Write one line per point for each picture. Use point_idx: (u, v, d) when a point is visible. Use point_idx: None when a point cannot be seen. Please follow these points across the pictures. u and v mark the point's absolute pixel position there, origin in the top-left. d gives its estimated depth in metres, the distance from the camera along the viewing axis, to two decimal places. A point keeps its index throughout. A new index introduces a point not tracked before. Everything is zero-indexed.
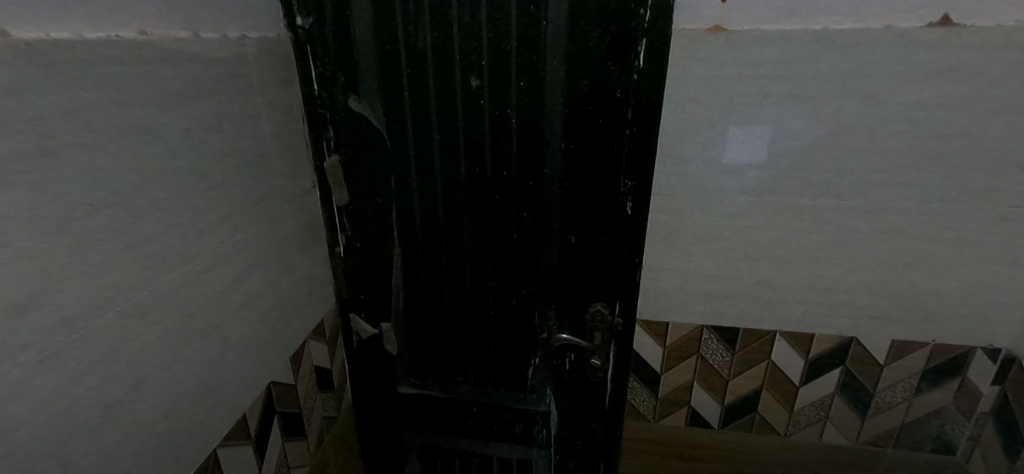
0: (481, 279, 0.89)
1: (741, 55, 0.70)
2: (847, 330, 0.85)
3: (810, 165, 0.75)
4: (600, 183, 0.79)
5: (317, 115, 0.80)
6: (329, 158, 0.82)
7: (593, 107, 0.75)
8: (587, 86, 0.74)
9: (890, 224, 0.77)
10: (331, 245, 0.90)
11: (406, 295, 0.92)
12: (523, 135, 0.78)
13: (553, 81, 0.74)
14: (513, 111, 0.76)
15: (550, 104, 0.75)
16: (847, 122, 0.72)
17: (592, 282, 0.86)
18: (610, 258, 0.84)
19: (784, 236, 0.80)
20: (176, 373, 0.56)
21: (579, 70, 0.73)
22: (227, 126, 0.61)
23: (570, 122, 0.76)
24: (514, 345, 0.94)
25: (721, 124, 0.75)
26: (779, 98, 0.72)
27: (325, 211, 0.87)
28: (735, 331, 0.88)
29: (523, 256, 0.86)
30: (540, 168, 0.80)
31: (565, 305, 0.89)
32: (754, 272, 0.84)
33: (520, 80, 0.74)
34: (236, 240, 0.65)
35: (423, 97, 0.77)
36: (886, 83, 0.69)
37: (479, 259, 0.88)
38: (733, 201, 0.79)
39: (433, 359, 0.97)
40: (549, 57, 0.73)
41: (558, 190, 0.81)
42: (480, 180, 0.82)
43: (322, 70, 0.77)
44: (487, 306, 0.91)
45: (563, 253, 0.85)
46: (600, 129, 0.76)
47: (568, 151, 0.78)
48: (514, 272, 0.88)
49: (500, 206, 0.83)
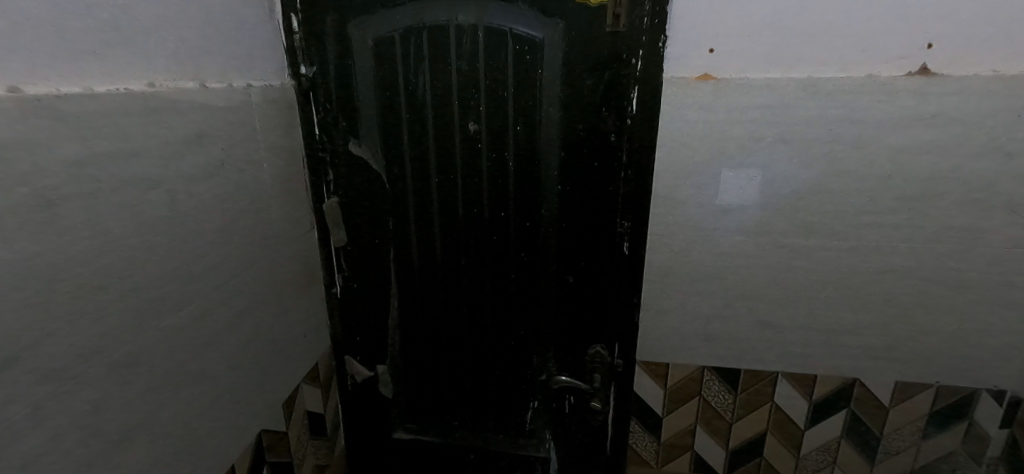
0: (479, 320, 0.88)
1: (730, 102, 0.72)
2: (849, 370, 0.84)
3: (803, 206, 0.76)
4: (597, 224, 0.80)
5: (317, 158, 0.81)
6: (328, 200, 0.83)
7: (589, 150, 0.76)
8: (583, 131, 0.76)
9: (885, 265, 0.77)
10: (328, 286, 0.89)
11: (403, 337, 0.91)
12: (520, 178, 0.79)
13: (549, 125, 0.76)
14: (511, 154, 0.78)
15: (546, 147, 0.77)
16: (838, 164, 0.73)
17: (590, 323, 0.86)
18: (609, 298, 0.84)
19: (781, 276, 0.80)
20: (167, 422, 0.55)
21: (574, 115, 0.75)
22: (229, 172, 0.62)
23: (567, 165, 0.78)
24: (513, 387, 0.92)
25: (713, 168, 0.76)
26: (770, 142, 0.73)
27: (323, 252, 0.87)
28: (736, 373, 0.87)
29: (522, 297, 0.86)
30: (537, 209, 0.81)
31: (564, 346, 0.88)
32: (753, 313, 0.83)
33: (517, 125, 0.76)
34: (233, 283, 0.64)
35: (422, 142, 0.79)
36: (872, 128, 0.71)
37: (477, 301, 0.87)
38: (728, 242, 0.79)
39: (430, 402, 0.95)
40: (545, 103, 0.75)
41: (556, 231, 0.81)
42: (478, 222, 0.82)
43: (323, 115, 0.79)
44: (485, 348, 0.90)
45: (561, 293, 0.85)
46: (596, 172, 0.78)
47: (565, 193, 0.79)
48: (513, 313, 0.87)
49: (498, 247, 0.83)
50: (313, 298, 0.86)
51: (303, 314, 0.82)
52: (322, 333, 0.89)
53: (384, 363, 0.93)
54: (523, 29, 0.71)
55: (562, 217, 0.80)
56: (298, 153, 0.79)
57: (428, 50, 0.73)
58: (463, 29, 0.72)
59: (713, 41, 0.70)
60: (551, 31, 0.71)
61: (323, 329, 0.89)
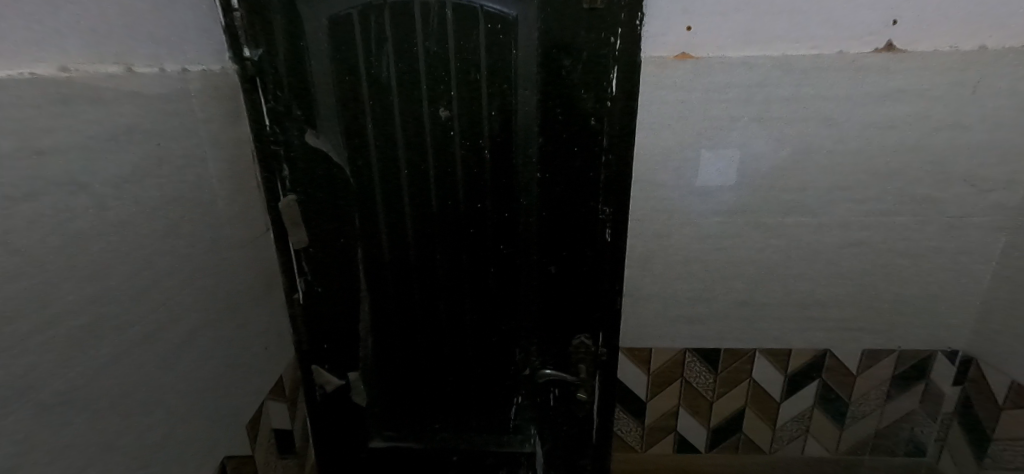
0: (458, 318, 0.84)
1: (708, 81, 0.71)
2: (821, 342, 0.87)
3: (778, 185, 0.76)
4: (578, 211, 0.78)
5: (269, 152, 0.72)
6: (285, 198, 0.75)
7: (568, 136, 0.73)
8: (561, 114, 0.72)
9: (855, 239, 0.79)
10: (289, 293, 0.81)
11: (375, 341, 0.85)
12: (497, 166, 0.75)
13: (526, 110, 0.72)
14: (486, 142, 0.73)
15: (524, 133, 0.73)
16: (811, 142, 0.74)
17: (574, 313, 0.84)
18: (592, 287, 0.82)
19: (758, 255, 0.81)
20: (113, 466, 0.47)
21: (551, 98, 0.71)
22: (168, 171, 0.54)
23: (546, 151, 0.74)
24: (496, 385, 0.88)
25: (692, 149, 0.74)
26: (747, 121, 0.73)
27: (281, 256, 0.78)
28: (716, 352, 0.88)
29: (503, 291, 0.82)
30: (516, 199, 0.77)
31: (547, 339, 0.85)
32: (731, 293, 0.84)
33: (492, 111, 0.72)
34: (182, 298, 0.56)
35: (390, 131, 0.72)
36: (843, 105, 0.72)
37: (455, 298, 0.82)
38: (708, 224, 0.79)
39: (408, 407, 0.90)
40: (520, 86, 0.71)
41: (536, 221, 0.78)
42: (454, 215, 0.77)
43: (274, 104, 0.70)
44: (465, 347, 0.86)
45: (543, 285, 0.82)
46: (576, 157, 0.75)
47: (545, 181, 0.76)
48: (493, 309, 0.83)
49: (476, 240, 0.79)
50: (273, 307, 0.78)
51: (263, 325, 0.74)
52: (285, 345, 0.81)
53: (357, 370, 0.87)
54: (494, 6, 0.67)
55: (542, 206, 0.77)
56: (246, 147, 0.70)
57: (392, 29, 0.67)
58: (429, 7, 0.66)
59: (690, 18, 0.68)
60: (524, 8, 0.67)
61: (285, 340, 0.82)
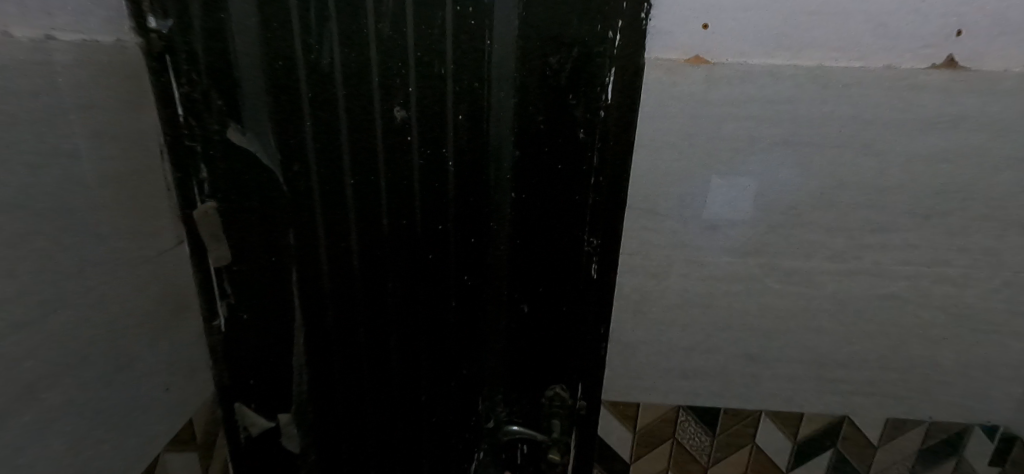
0: (410, 357, 0.70)
1: (726, 93, 0.58)
2: (839, 407, 0.74)
3: (802, 223, 0.63)
4: (560, 240, 0.66)
5: (183, 148, 0.59)
6: (203, 204, 0.62)
7: (551, 149, 0.62)
8: (543, 125, 0.61)
9: (889, 291, 0.66)
10: (208, 318, 0.67)
11: (312, 379, 0.72)
12: (463, 183, 0.62)
13: (501, 115, 0.60)
14: (450, 152, 0.61)
15: (497, 144, 0.61)
16: (846, 174, 0.61)
17: (550, 358, 0.72)
18: (573, 330, 0.70)
19: (771, 303, 0.68)
20: None
21: (532, 103, 0.59)
22: (9, 172, 0.39)
23: (523, 168, 0.62)
24: (453, 437, 0.75)
25: (700, 173, 0.61)
26: (768, 144, 0.60)
27: (198, 274, 0.65)
28: (715, 412, 0.74)
29: (466, 329, 0.70)
30: (485, 223, 0.65)
31: (516, 385, 0.73)
32: (737, 345, 0.71)
33: (459, 113, 0.59)
34: (24, 342, 0.42)
35: (331, 131, 0.59)
36: (887, 131, 0.59)
37: (408, 335, 0.69)
38: (714, 263, 0.66)
39: (349, 458, 0.76)
40: (494, 86, 0.58)
41: (508, 249, 0.66)
42: (409, 237, 0.64)
43: (188, 89, 0.57)
44: (417, 391, 0.72)
45: (513, 324, 0.70)
46: (559, 176, 0.63)
47: (520, 202, 0.64)
48: (453, 348, 0.71)
49: (434, 268, 0.66)
50: (184, 336, 0.64)
51: (166, 360, 0.60)
52: (200, 381, 0.67)
53: (289, 411, 0.73)
54: None
55: (515, 232, 0.65)
56: (151, 141, 0.56)
57: (336, 4, 0.53)
58: None
59: (707, 14, 0.55)
60: None
61: (201, 374, 0.68)
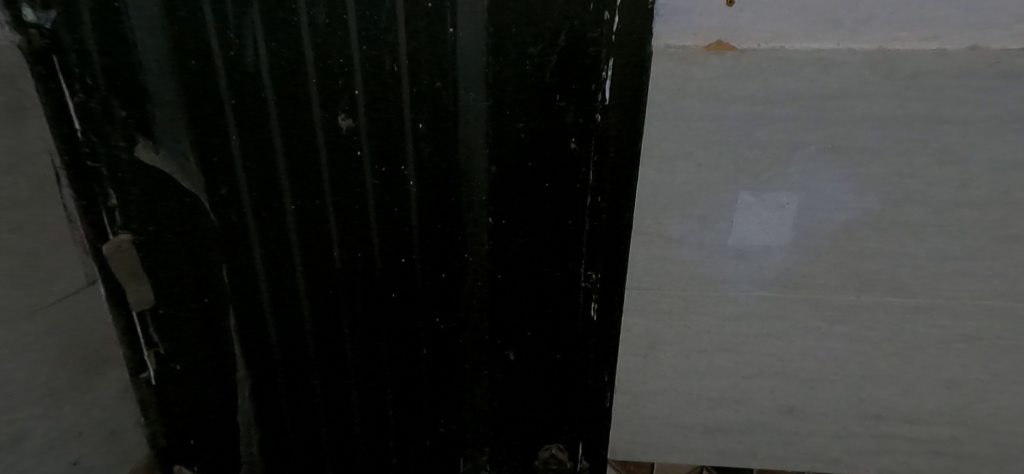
0: (377, 412, 0.62)
1: (757, 86, 0.45)
2: (902, 470, 0.60)
3: (856, 249, 0.50)
4: (549, 275, 0.56)
5: (86, 171, 0.48)
6: (118, 236, 0.51)
7: (536, 163, 0.51)
8: (526, 136, 0.50)
9: (966, 332, 0.53)
10: (135, 370, 0.56)
11: (261, 436, 0.62)
12: (428, 211, 0.53)
13: (472, 123, 0.50)
14: (411, 171, 0.52)
15: (467, 160, 0.51)
16: (912, 187, 0.48)
17: (546, 414, 0.63)
18: (570, 379, 0.61)
19: (815, 347, 0.55)
20: None
21: (509, 107, 0.49)
22: None
23: (498, 188, 0.52)
24: None
25: (726, 189, 0.49)
26: (812, 152, 0.47)
27: (119, 319, 0.54)
28: (747, 472, 0.62)
29: (439, 380, 0.62)
30: (456, 257, 0.56)
31: (503, 444, 0.65)
32: (773, 397, 0.58)
33: (420, 121, 0.49)
34: None
35: (263, 146, 0.49)
36: (970, 131, 0.45)
37: (373, 387, 0.61)
38: (742, 298, 0.54)
39: None
40: (460, 87, 0.48)
41: (486, 284, 0.57)
42: (366, 276, 0.56)
43: (85, 98, 0.46)
44: (387, 453, 0.65)
45: (495, 373, 0.61)
46: (552, 198, 0.53)
47: (499, 227, 0.54)
48: (427, 406, 0.63)
49: (400, 310, 0.58)
50: (104, 395, 0.53)
51: (77, 429, 0.50)
52: (128, 445, 0.57)
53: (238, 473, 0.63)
54: None
55: (495, 266, 0.56)
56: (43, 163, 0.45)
57: None
58: None
59: None
60: None
61: (130, 437, 0.57)
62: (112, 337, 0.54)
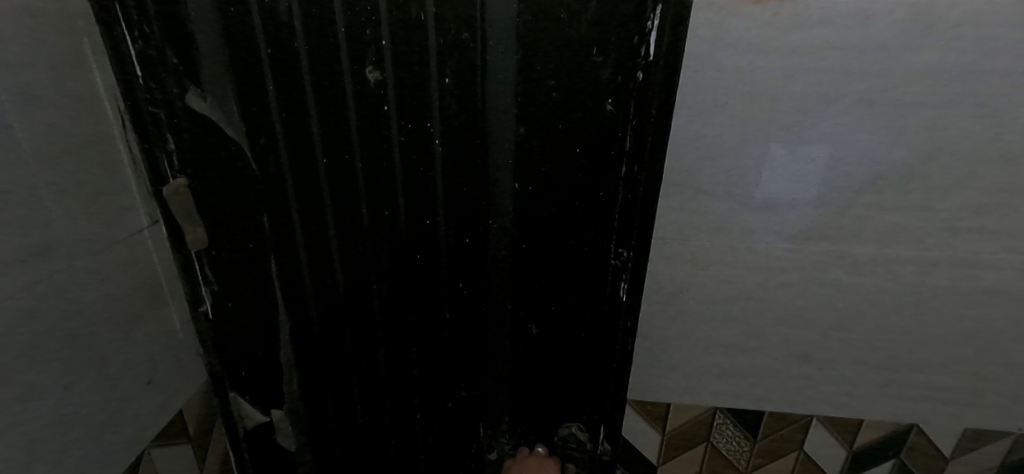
0: (402, 368, 0.67)
1: (795, 38, 0.46)
2: (907, 414, 0.63)
3: (881, 203, 0.52)
4: (575, 249, 0.59)
5: (146, 117, 0.51)
6: (175, 179, 0.55)
7: (567, 125, 0.53)
8: (556, 95, 0.51)
9: (982, 285, 0.54)
10: (194, 304, 0.62)
11: (302, 376, 0.68)
12: (451, 172, 0.55)
13: (501, 79, 0.51)
14: (437, 128, 0.53)
15: (494, 119, 0.53)
16: (944, 142, 0.48)
17: (569, 390, 0.68)
18: (590, 350, 0.65)
19: (831, 297, 0.57)
20: None
21: (539, 64, 0.50)
22: None
23: (524, 151, 0.54)
24: (451, 459, 0.74)
25: (757, 142, 0.50)
26: (849, 104, 0.48)
27: (179, 257, 0.59)
28: (757, 415, 0.66)
29: (461, 342, 0.65)
30: (480, 223, 0.58)
31: (524, 417, 0.70)
32: (787, 343, 0.61)
33: (444, 77, 0.50)
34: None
35: (298, 98, 0.51)
36: (1008, 85, 0.45)
37: (399, 341, 0.65)
38: (766, 250, 0.56)
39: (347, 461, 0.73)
40: (489, 39, 0.49)
41: (510, 252, 0.60)
42: (392, 235, 0.58)
43: (143, 45, 0.49)
44: (412, 409, 0.69)
45: (517, 343, 0.65)
46: (580, 162, 0.54)
47: (524, 194, 0.56)
48: (450, 368, 0.67)
49: (423, 271, 0.61)
50: (168, 324, 0.59)
51: (148, 355, 0.55)
52: (189, 371, 0.62)
53: (282, 406, 0.70)
54: None
55: (520, 235, 0.59)
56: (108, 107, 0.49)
57: None
58: None
59: None
60: None
61: (191, 363, 0.63)
62: (173, 272, 0.59)
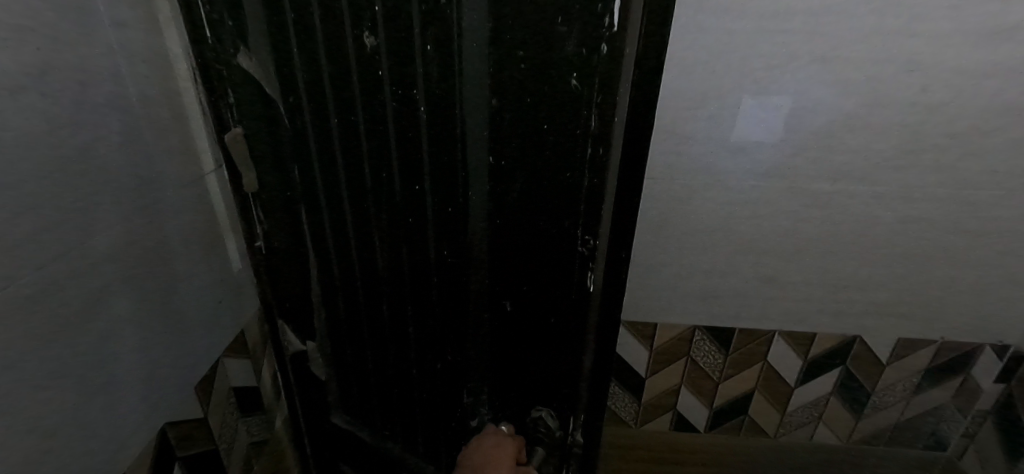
0: (401, 326, 0.70)
1: (763, 5, 0.56)
2: (853, 328, 0.76)
3: (831, 147, 0.63)
4: (548, 228, 0.59)
5: (212, 75, 0.58)
6: (232, 130, 0.61)
7: (534, 99, 0.51)
8: (525, 65, 0.50)
9: (914, 214, 0.66)
10: (249, 241, 0.69)
11: (327, 317, 0.73)
12: (435, 135, 0.55)
13: (477, 45, 0.49)
14: (421, 95, 0.53)
15: (470, 86, 0.52)
16: (883, 93, 0.59)
17: (540, 372, 0.68)
18: (556, 332, 0.65)
19: (792, 228, 0.69)
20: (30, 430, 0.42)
21: (512, 28, 0.48)
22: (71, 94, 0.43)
23: (499, 121, 0.53)
24: (441, 425, 0.76)
25: (732, 94, 0.61)
26: (805, 61, 0.58)
27: (237, 200, 0.66)
28: (730, 331, 0.78)
29: (449, 308, 0.67)
30: (460, 193, 0.59)
31: (504, 395, 0.72)
32: (756, 267, 0.72)
33: (426, 42, 0.50)
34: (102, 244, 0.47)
35: (314, 62, 0.53)
36: (935, 46, 0.56)
37: (399, 298, 0.68)
38: (739, 187, 0.66)
39: (362, 399, 0.78)
40: (464, 4, 0.47)
41: (487, 226, 0.61)
42: (390, 199, 0.61)
43: (208, 9, 0.54)
44: (408, 365, 0.72)
45: (495, 318, 0.67)
46: (549, 139, 0.53)
47: (500, 167, 0.56)
48: (440, 333, 0.70)
49: (414, 233, 0.62)
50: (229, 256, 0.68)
51: (220, 279, 0.66)
52: (246, 298, 0.72)
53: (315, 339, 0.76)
54: None
55: (495, 211, 0.59)
56: (182, 67, 0.58)
57: None
58: None
59: None
60: None
61: (247, 292, 0.73)
62: (229, 211, 0.67)
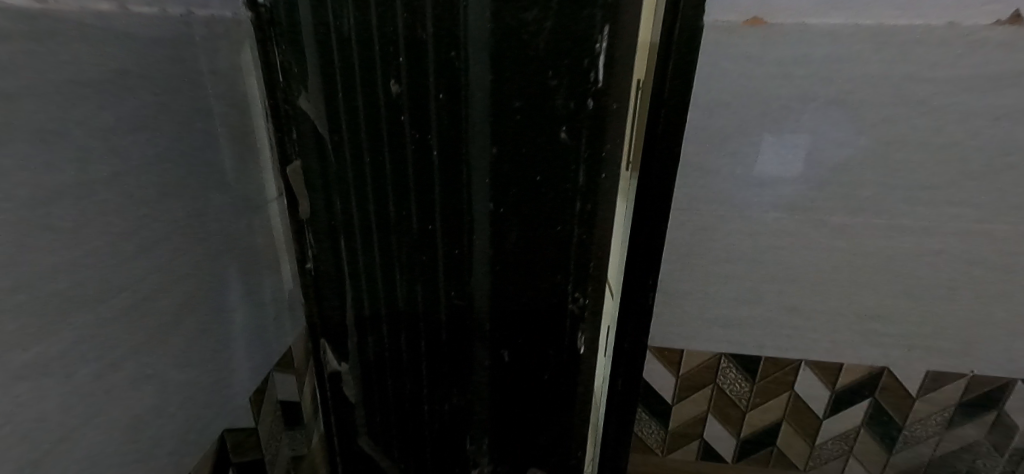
0: (416, 361, 0.75)
1: (781, 52, 0.61)
2: (880, 359, 0.77)
3: (850, 181, 0.66)
4: (540, 268, 0.67)
5: (283, 113, 0.62)
6: (292, 162, 0.65)
7: (528, 152, 0.60)
8: (520, 117, 0.58)
9: (936, 247, 0.68)
10: (302, 260, 0.72)
11: (359, 344, 0.76)
12: (445, 182, 0.62)
13: (479, 96, 0.57)
14: (435, 139, 0.59)
15: (476, 128, 0.58)
16: (898, 132, 0.62)
17: (536, 395, 0.76)
18: (550, 356, 0.73)
19: (814, 258, 0.71)
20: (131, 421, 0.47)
21: (509, 88, 0.56)
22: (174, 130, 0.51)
23: (499, 172, 0.61)
24: (448, 452, 0.82)
25: (754, 132, 0.65)
26: (821, 103, 0.62)
27: (293, 224, 0.70)
28: (756, 359, 0.80)
29: (455, 344, 0.73)
30: (466, 236, 0.65)
31: (502, 420, 0.79)
32: (780, 297, 0.75)
33: (439, 91, 0.57)
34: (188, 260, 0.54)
35: (353, 106, 0.59)
36: (947, 90, 0.60)
37: (413, 336, 0.73)
38: (762, 218, 0.70)
39: (384, 425, 0.81)
40: (472, 62, 0.55)
41: (488, 266, 0.67)
42: (409, 239, 0.66)
43: (280, 54, 0.58)
44: (420, 400, 0.78)
45: (493, 350, 0.74)
46: (542, 191, 0.62)
47: (499, 214, 0.63)
48: (448, 370, 0.75)
49: (427, 271, 0.68)
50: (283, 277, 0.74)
51: (268, 296, 0.72)
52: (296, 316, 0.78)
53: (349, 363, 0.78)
54: None
55: (494, 255, 0.66)
56: (254, 108, 0.65)
57: None
58: None
59: None
60: None
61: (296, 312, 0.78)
62: (281, 234, 0.73)
